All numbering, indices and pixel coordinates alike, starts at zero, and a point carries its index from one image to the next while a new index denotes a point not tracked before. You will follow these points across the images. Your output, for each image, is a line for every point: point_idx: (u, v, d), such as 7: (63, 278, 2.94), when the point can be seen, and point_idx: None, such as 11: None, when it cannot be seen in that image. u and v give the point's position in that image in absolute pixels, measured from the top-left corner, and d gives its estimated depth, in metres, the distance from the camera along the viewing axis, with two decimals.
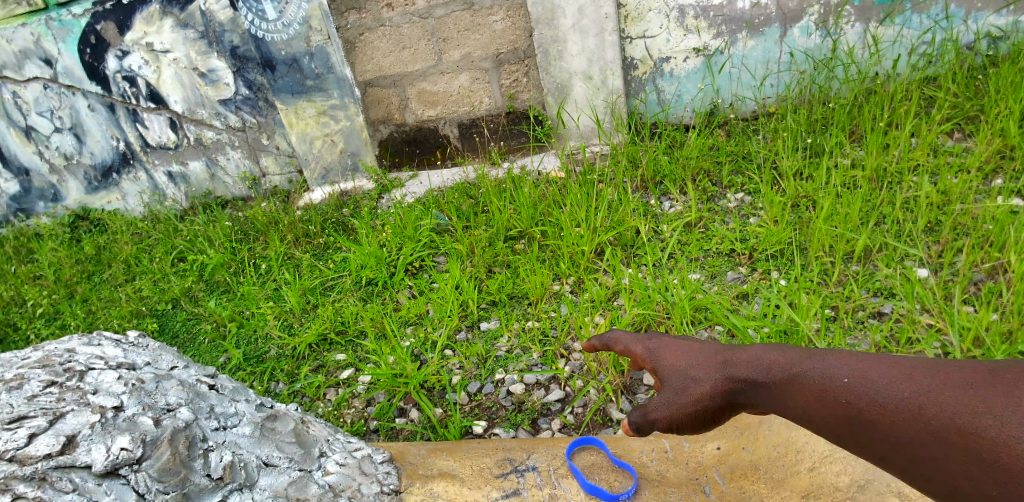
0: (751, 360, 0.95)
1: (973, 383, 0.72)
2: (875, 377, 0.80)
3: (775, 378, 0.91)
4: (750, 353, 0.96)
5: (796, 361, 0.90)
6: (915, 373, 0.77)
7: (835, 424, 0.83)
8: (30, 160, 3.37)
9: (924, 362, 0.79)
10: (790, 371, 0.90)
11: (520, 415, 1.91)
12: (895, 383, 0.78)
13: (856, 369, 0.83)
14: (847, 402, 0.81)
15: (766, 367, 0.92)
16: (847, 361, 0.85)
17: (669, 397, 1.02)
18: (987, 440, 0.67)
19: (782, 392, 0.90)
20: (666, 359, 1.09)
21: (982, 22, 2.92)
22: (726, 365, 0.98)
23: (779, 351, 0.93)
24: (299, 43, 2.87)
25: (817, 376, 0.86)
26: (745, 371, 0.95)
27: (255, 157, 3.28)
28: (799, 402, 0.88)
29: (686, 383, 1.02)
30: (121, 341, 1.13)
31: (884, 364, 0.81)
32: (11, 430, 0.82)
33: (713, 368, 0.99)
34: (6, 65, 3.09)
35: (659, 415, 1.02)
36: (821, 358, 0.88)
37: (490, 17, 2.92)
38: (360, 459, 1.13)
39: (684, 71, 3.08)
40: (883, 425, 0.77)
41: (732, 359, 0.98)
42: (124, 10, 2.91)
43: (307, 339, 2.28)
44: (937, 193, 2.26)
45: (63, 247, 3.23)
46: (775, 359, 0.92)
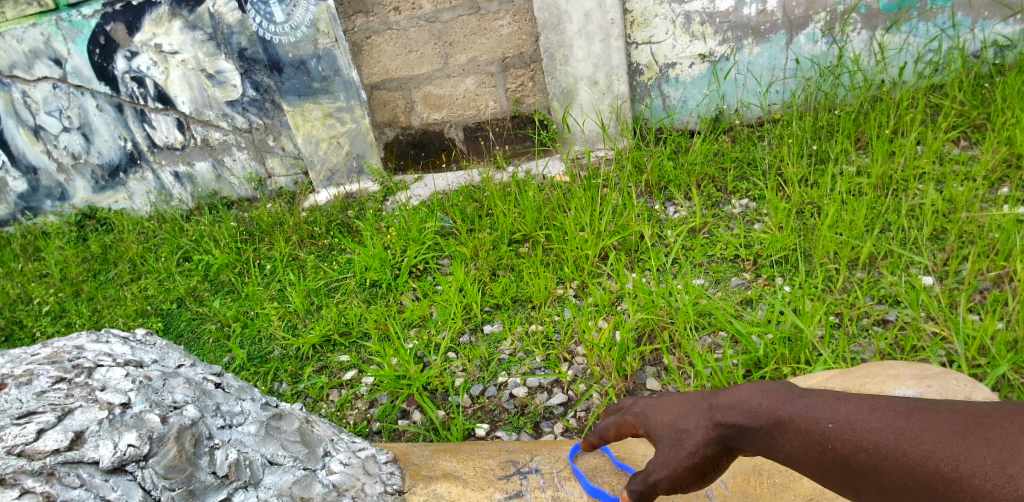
0: (736, 404, 0.90)
1: (957, 427, 0.70)
2: (860, 421, 0.78)
3: (761, 424, 0.87)
4: (734, 395, 0.91)
5: (781, 403, 0.86)
6: (898, 414, 0.75)
7: (829, 471, 0.80)
8: (38, 159, 3.39)
9: (906, 403, 0.77)
10: (775, 414, 0.86)
11: (523, 418, 1.92)
12: (880, 427, 0.76)
13: (841, 413, 0.80)
14: (835, 448, 0.78)
15: (753, 410, 0.88)
16: (831, 404, 0.82)
17: (664, 452, 0.94)
18: (974, 487, 0.65)
19: (773, 436, 0.86)
20: (652, 413, 1.01)
21: (988, 30, 2.92)
22: (713, 410, 0.92)
23: (762, 392, 0.89)
24: (307, 45, 2.88)
25: (802, 421, 0.83)
26: (733, 415, 0.89)
27: (261, 158, 3.30)
28: (789, 447, 0.84)
29: (677, 436, 0.94)
30: (129, 339, 1.14)
31: (867, 406, 0.79)
32: (20, 425, 0.83)
33: (701, 415, 0.93)
34: (16, 64, 3.11)
35: (660, 474, 0.93)
36: (805, 401, 0.84)
37: (497, 22, 2.93)
38: (364, 459, 1.13)
39: (689, 77, 3.09)
40: (874, 471, 0.75)
41: (718, 403, 0.92)
42: (133, 11, 2.94)
43: (311, 340, 2.28)
44: (943, 201, 2.27)
45: (69, 245, 3.25)
46: (761, 403, 0.88)
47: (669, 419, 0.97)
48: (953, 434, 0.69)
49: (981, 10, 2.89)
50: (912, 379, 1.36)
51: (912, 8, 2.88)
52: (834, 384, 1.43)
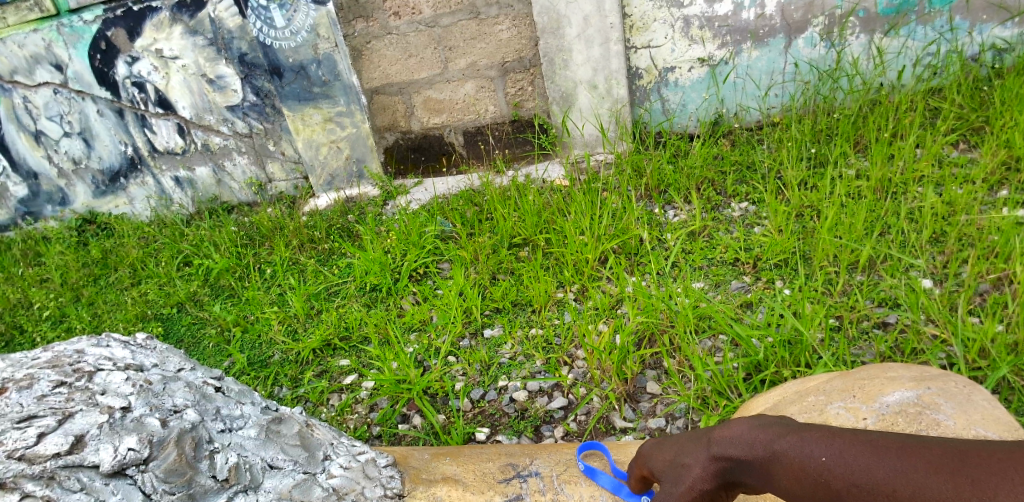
0: (733, 437, 0.90)
1: (944, 465, 0.69)
2: (852, 455, 0.77)
3: (758, 455, 0.87)
4: (731, 429, 0.91)
5: (777, 436, 0.87)
6: (888, 451, 0.75)
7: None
8: (39, 164, 3.40)
9: (896, 440, 0.76)
10: (771, 447, 0.86)
11: (523, 422, 1.92)
12: (869, 462, 0.75)
13: (835, 448, 0.79)
14: (828, 483, 0.79)
15: (748, 443, 0.88)
16: (824, 439, 0.81)
17: (666, 489, 0.97)
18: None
19: (770, 469, 0.86)
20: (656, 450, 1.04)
21: (986, 33, 2.93)
22: (711, 444, 0.92)
23: (759, 425, 0.89)
24: (307, 50, 2.89)
25: (796, 455, 0.83)
26: (730, 448, 0.90)
27: (261, 163, 3.31)
28: (786, 481, 0.85)
29: (678, 470, 0.96)
30: (130, 343, 1.14)
31: (859, 441, 0.79)
32: (21, 429, 0.83)
33: (700, 448, 0.94)
34: (17, 69, 3.12)
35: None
36: (798, 436, 0.84)
37: (496, 26, 2.94)
38: (364, 462, 1.13)
39: (689, 80, 3.10)
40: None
41: (716, 436, 0.93)
42: (134, 17, 2.94)
43: (311, 344, 2.28)
44: (942, 204, 2.27)
45: (70, 250, 3.26)
46: (757, 436, 0.88)
47: (670, 458, 1.00)
48: (939, 472, 0.69)
49: (979, 14, 2.90)
50: (911, 381, 1.36)
51: (911, 12, 2.89)
52: (832, 386, 1.43)
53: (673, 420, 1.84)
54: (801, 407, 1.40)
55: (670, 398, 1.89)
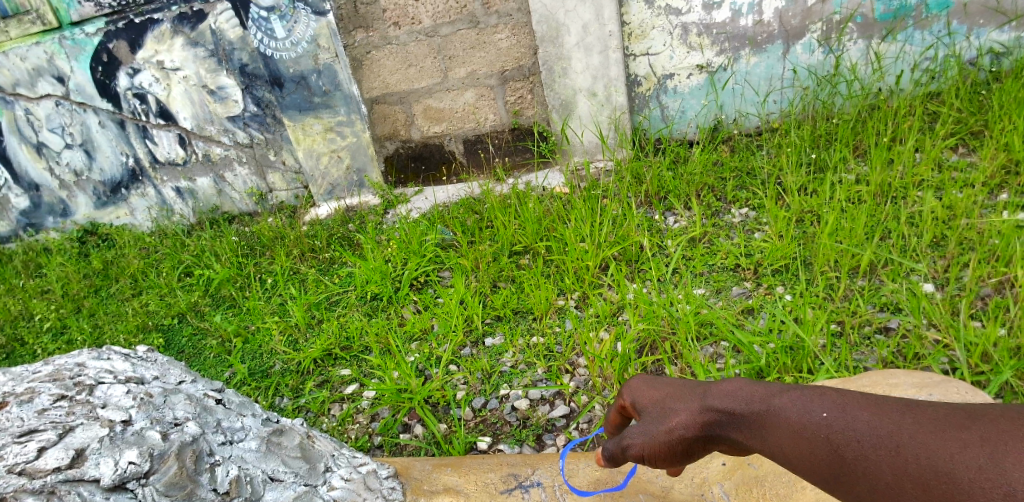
0: (730, 391, 0.89)
1: (954, 424, 0.66)
2: (852, 412, 0.75)
3: (753, 409, 0.85)
4: (728, 384, 0.91)
5: (777, 393, 0.85)
6: (892, 409, 0.73)
7: (815, 467, 0.77)
8: (41, 176, 3.41)
9: (902, 400, 0.74)
10: (768, 402, 0.84)
11: (525, 431, 1.91)
12: (873, 420, 0.73)
13: (838, 404, 0.77)
14: (824, 439, 0.76)
15: (747, 397, 0.87)
16: (828, 396, 0.79)
17: (647, 424, 0.98)
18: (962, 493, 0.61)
19: (758, 423, 0.85)
20: (648, 387, 1.03)
21: (984, 38, 2.94)
22: (705, 394, 0.92)
23: (762, 383, 0.88)
24: (307, 60, 2.91)
25: (795, 410, 0.80)
26: (722, 400, 0.89)
27: (262, 173, 3.32)
28: (776, 435, 0.82)
29: (664, 410, 0.97)
30: (130, 355, 1.14)
31: (862, 400, 0.76)
32: (21, 444, 0.83)
33: (692, 397, 0.94)
34: (19, 82, 3.12)
35: (635, 445, 0.98)
36: (800, 392, 0.82)
37: (496, 35, 2.95)
38: (365, 474, 1.13)
39: (688, 87, 3.11)
40: (864, 469, 0.71)
41: (713, 389, 0.92)
42: (136, 29, 2.95)
43: (312, 354, 2.28)
44: (943, 208, 2.26)
45: (71, 261, 3.27)
46: (756, 391, 0.87)
47: (658, 396, 1.00)
48: (948, 430, 0.66)
49: (977, 18, 2.90)
50: (912, 387, 1.36)
51: (908, 17, 2.90)
52: None
53: None
54: None
55: None
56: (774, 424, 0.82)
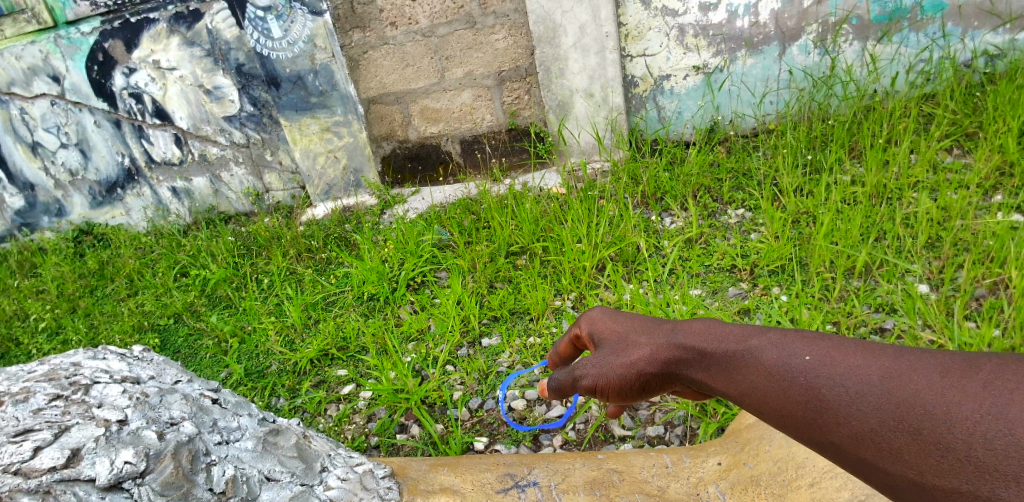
0: (701, 331, 0.92)
1: (951, 372, 0.64)
2: (840, 358, 0.74)
3: (722, 349, 0.88)
4: (698, 324, 0.94)
5: (754, 335, 0.86)
6: (882, 354, 0.71)
7: (790, 412, 0.77)
8: (36, 175, 3.40)
9: (893, 346, 0.72)
10: (743, 344, 0.86)
11: (521, 431, 1.92)
12: (864, 366, 0.71)
13: (822, 349, 0.76)
14: (806, 383, 0.75)
15: (721, 338, 0.89)
16: (811, 340, 0.79)
17: (605, 356, 1.05)
18: (958, 442, 0.59)
19: (712, 363, 0.89)
20: (613, 323, 1.09)
21: (979, 40, 2.96)
22: (670, 332, 0.97)
23: (739, 326, 0.89)
24: (304, 60, 2.91)
25: (775, 355, 0.80)
26: (688, 338, 0.93)
27: (258, 173, 3.32)
28: (744, 375, 0.84)
29: (622, 345, 1.04)
30: (126, 355, 1.13)
31: (851, 347, 0.74)
32: (16, 443, 0.83)
33: (658, 334, 0.99)
34: (14, 81, 3.11)
35: (589, 375, 1.06)
36: (780, 335, 0.83)
37: (493, 36, 2.95)
38: (361, 474, 1.11)
39: (684, 88, 3.12)
40: (848, 415, 0.69)
41: (682, 328, 0.96)
42: (132, 28, 2.94)
43: (308, 354, 2.28)
44: (937, 209, 2.27)
45: (66, 261, 3.25)
46: (732, 333, 0.88)
47: (620, 332, 1.06)
48: (944, 377, 0.64)
49: (971, 20, 2.92)
50: None
51: (903, 19, 2.91)
52: None
53: (671, 428, 1.86)
54: None
55: (669, 405, 1.89)
56: (748, 365, 0.83)
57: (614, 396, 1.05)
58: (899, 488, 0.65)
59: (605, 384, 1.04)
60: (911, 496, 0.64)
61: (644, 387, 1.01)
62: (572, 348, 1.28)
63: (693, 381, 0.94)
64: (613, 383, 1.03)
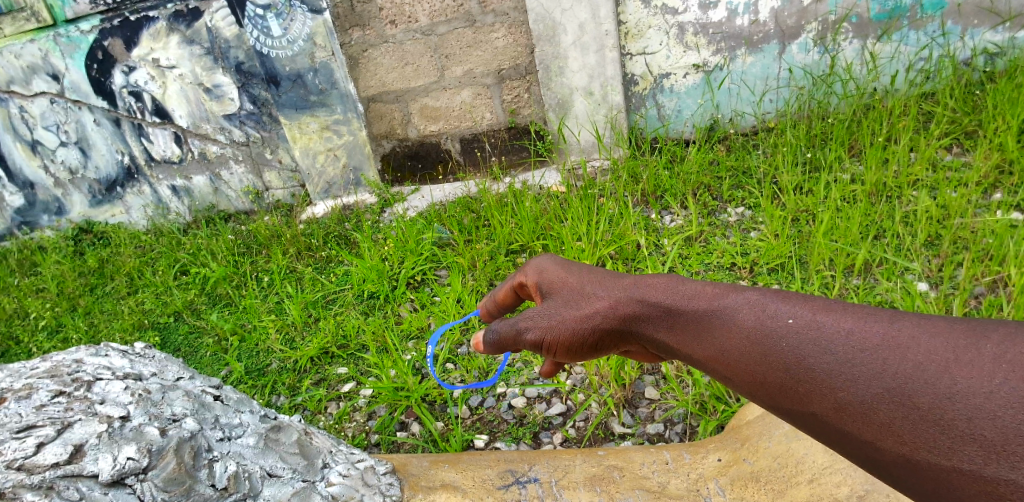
0: (666, 288, 0.94)
1: (956, 342, 0.63)
2: (828, 324, 0.73)
3: (690, 308, 0.89)
4: (660, 280, 0.97)
5: (726, 293, 0.86)
6: (876, 320, 0.70)
7: (768, 378, 0.77)
8: (35, 174, 3.40)
9: (887, 310, 0.71)
10: (715, 303, 0.86)
11: (522, 429, 1.92)
12: (855, 332, 0.70)
13: (807, 311, 0.76)
14: (790, 349, 0.75)
15: (691, 296, 0.90)
16: (795, 301, 0.78)
17: (554, 309, 1.12)
18: (961, 421, 0.58)
19: (677, 322, 0.91)
20: (569, 276, 1.13)
21: (978, 38, 2.96)
22: (630, 288, 1.00)
23: (712, 284, 0.90)
24: (304, 58, 2.91)
25: (755, 316, 0.80)
26: (650, 294, 0.96)
27: (258, 172, 3.32)
28: (713, 333, 0.85)
29: (575, 299, 1.09)
30: (128, 352, 1.14)
31: (840, 310, 0.74)
32: (20, 439, 0.83)
33: (617, 289, 1.02)
34: (14, 79, 3.11)
35: (533, 328, 1.13)
36: (757, 294, 0.83)
37: (493, 34, 2.96)
38: (363, 470, 1.11)
39: (684, 86, 3.12)
40: (836, 386, 0.68)
41: (644, 284, 0.98)
42: (131, 27, 2.94)
43: (308, 352, 2.28)
44: (937, 207, 2.28)
45: (66, 260, 3.26)
46: (704, 290, 0.89)
47: (577, 287, 1.10)
48: (948, 349, 0.63)
49: (971, 18, 2.92)
50: None
51: (903, 17, 2.92)
52: None
53: (671, 426, 1.86)
54: None
55: (669, 403, 1.90)
56: (721, 326, 0.84)
57: (565, 349, 1.12)
58: (885, 463, 0.65)
59: (556, 338, 1.11)
60: (894, 470, 0.64)
61: (595, 341, 1.07)
62: (512, 296, 1.32)
63: (641, 336, 0.99)
64: (563, 336, 1.10)
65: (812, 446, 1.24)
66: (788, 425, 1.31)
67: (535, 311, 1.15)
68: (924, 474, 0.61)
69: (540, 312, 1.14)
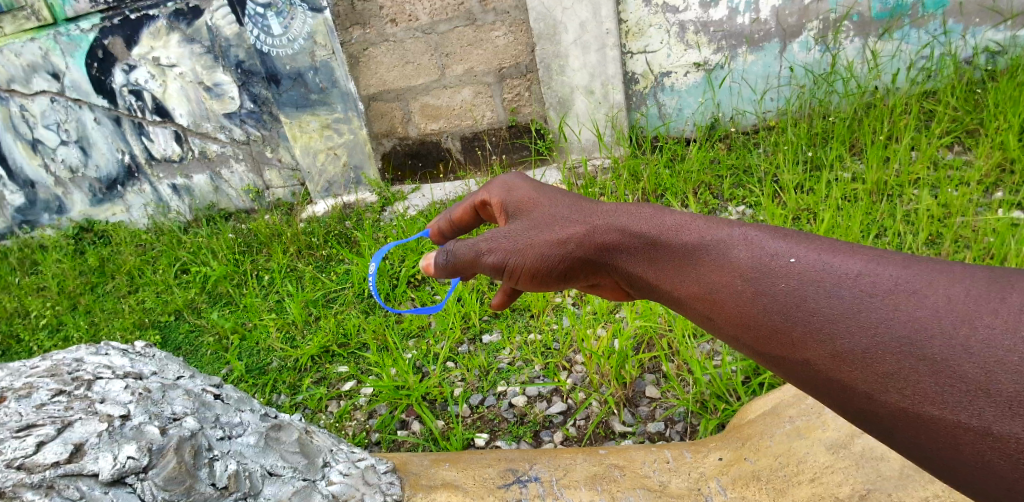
0: (658, 223, 0.97)
1: (977, 291, 0.64)
2: (833, 267, 0.74)
3: (678, 243, 0.92)
4: (646, 213, 1.01)
5: (720, 228, 0.89)
6: (889, 265, 0.71)
7: (758, 319, 0.78)
8: (36, 173, 3.40)
9: (900, 256, 0.73)
10: (707, 237, 0.89)
11: (522, 428, 1.92)
12: (864, 277, 0.71)
13: (808, 252, 0.78)
14: (787, 291, 0.76)
15: (684, 232, 0.92)
16: (797, 242, 0.81)
17: (523, 233, 1.13)
18: (973, 373, 0.59)
19: (660, 257, 0.95)
20: (543, 201, 1.16)
21: (980, 37, 2.95)
22: (616, 221, 1.03)
23: (706, 220, 0.92)
24: (304, 57, 2.90)
25: (751, 254, 0.83)
26: (638, 227, 0.99)
27: (258, 170, 3.32)
28: (701, 266, 0.88)
29: (547, 224, 1.11)
30: (128, 351, 1.14)
31: (847, 252, 0.76)
32: (20, 438, 0.84)
33: (600, 219, 1.05)
34: (14, 78, 3.11)
35: (495, 252, 1.14)
36: (754, 232, 0.85)
37: (493, 32, 2.95)
38: (363, 468, 1.10)
39: (685, 85, 3.12)
40: (838, 333, 0.69)
41: (631, 218, 1.01)
42: (131, 25, 2.94)
43: (309, 351, 2.29)
44: (938, 206, 2.27)
45: (67, 258, 3.26)
46: (697, 227, 0.91)
47: (551, 214, 1.12)
48: (967, 298, 0.64)
49: (973, 17, 2.92)
50: None
51: (904, 15, 2.91)
52: None
53: (672, 425, 1.85)
54: (800, 409, 1.35)
55: (670, 402, 1.90)
56: (711, 263, 0.87)
57: (530, 277, 1.14)
58: (878, 416, 0.66)
59: (524, 264, 1.12)
60: (888, 424, 0.65)
61: (564, 270, 1.10)
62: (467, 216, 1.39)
63: (614, 266, 1.04)
64: (531, 262, 1.11)
65: (813, 446, 1.24)
66: (789, 424, 1.32)
67: (499, 234, 1.15)
68: (922, 428, 0.62)
69: (506, 234, 1.15)
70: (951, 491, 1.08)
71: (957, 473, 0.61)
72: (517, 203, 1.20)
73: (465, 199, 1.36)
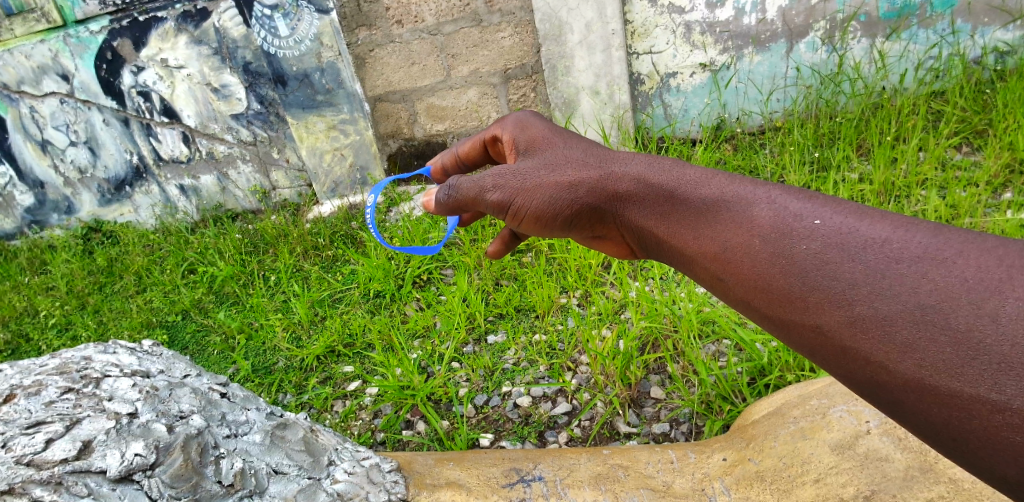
0: (677, 179, 0.98)
1: (1012, 261, 0.63)
2: (859, 231, 0.73)
3: (696, 199, 0.93)
4: (666, 164, 1.02)
5: (746, 187, 0.89)
6: (920, 232, 0.70)
7: (772, 281, 0.78)
8: (45, 173, 3.43)
9: (931, 224, 0.72)
10: (729, 194, 0.89)
11: (527, 428, 1.91)
12: (891, 242, 0.70)
13: (836, 215, 0.77)
14: (807, 253, 0.76)
15: (706, 188, 0.92)
16: (824, 206, 0.80)
17: (535, 173, 1.17)
18: (997, 347, 0.58)
19: (673, 212, 0.96)
20: (557, 141, 1.23)
21: (989, 36, 2.94)
22: (632, 173, 1.05)
23: (731, 178, 0.92)
24: (311, 58, 2.92)
25: (776, 215, 0.82)
26: (656, 178, 1.01)
27: (265, 171, 3.33)
28: (719, 222, 0.88)
29: (560, 166, 1.15)
30: (136, 349, 1.15)
31: (877, 217, 0.75)
32: (29, 435, 0.85)
33: (615, 167, 1.08)
34: (24, 80, 3.13)
35: (502, 189, 1.20)
36: (780, 193, 0.85)
37: (499, 33, 2.96)
38: (368, 468, 1.10)
39: (690, 86, 3.12)
40: (857, 299, 0.69)
41: (648, 174, 1.02)
42: (140, 27, 2.96)
43: (315, 351, 2.30)
44: (947, 207, 2.26)
45: (75, 259, 3.28)
46: (720, 184, 0.92)
47: (566, 156, 1.17)
48: (1000, 268, 0.63)
49: (981, 17, 2.90)
50: None
51: (912, 15, 2.90)
52: (836, 389, 1.38)
53: (677, 425, 1.85)
54: (805, 410, 1.34)
55: (674, 403, 1.90)
56: (728, 222, 0.87)
57: (534, 219, 1.20)
58: (890, 387, 0.66)
59: (528, 204, 1.18)
60: (898, 396, 0.65)
61: (571, 215, 1.14)
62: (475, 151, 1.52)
63: (622, 217, 1.06)
64: (536, 203, 1.17)
65: (818, 446, 1.23)
66: (794, 424, 1.31)
67: (506, 172, 1.21)
68: (935, 400, 0.62)
69: (515, 173, 1.20)
70: (956, 492, 1.08)
71: (966, 449, 0.61)
72: (529, 140, 1.29)
73: (473, 136, 1.47)
